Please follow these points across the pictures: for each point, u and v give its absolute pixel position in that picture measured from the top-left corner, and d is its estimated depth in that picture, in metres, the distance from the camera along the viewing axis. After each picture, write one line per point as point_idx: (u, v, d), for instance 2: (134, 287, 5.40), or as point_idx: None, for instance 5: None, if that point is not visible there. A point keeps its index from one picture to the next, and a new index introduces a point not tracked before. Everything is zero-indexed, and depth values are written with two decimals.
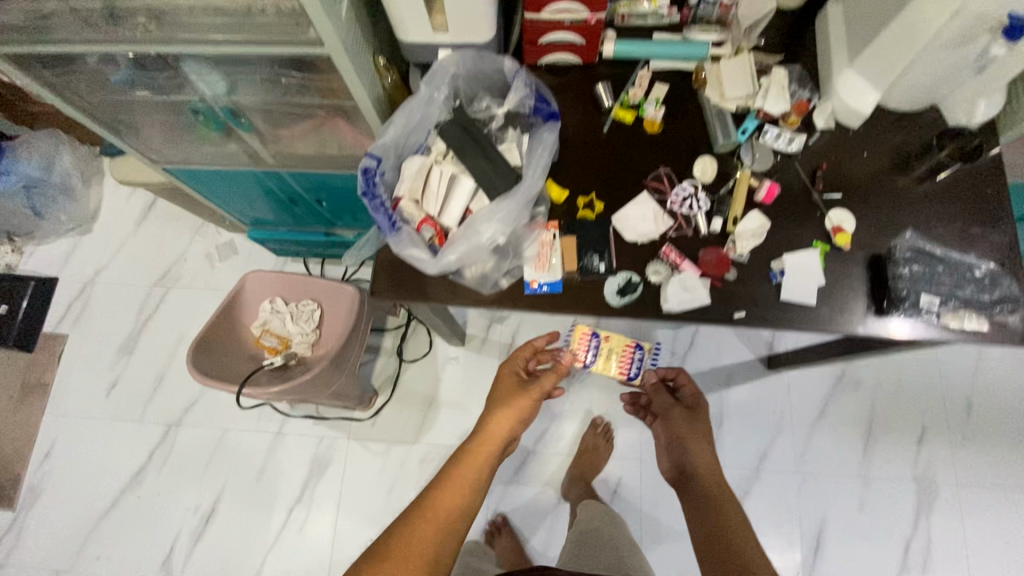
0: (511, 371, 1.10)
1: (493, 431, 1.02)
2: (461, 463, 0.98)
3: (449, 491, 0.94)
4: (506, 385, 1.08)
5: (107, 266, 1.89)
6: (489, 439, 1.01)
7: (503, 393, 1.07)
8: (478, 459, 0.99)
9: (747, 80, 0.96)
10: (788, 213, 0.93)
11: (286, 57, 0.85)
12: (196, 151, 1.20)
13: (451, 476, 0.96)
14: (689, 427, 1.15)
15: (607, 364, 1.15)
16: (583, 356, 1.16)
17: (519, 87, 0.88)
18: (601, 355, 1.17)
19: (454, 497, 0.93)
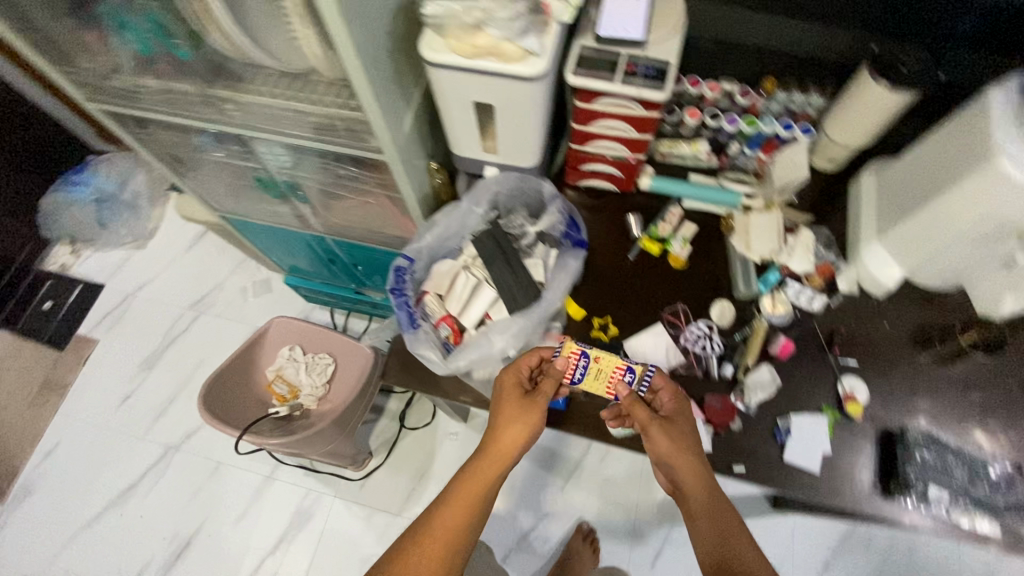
0: (512, 380, 0.85)
1: (497, 452, 0.80)
2: (458, 489, 0.79)
3: (444, 519, 0.77)
4: (506, 397, 0.83)
5: (150, 282, 2.00)
6: (493, 461, 0.80)
7: (506, 409, 0.82)
8: (478, 482, 0.79)
9: (776, 233, 0.99)
10: (802, 371, 0.93)
11: (347, 154, 0.93)
12: (253, 206, 1.30)
13: (449, 502, 0.79)
14: (674, 446, 0.78)
15: (597, 387, 0.84)
16: (568, 377, 0.84)
17: (554, 212, 0.95)
18: (591, 376, 0.84)
19: (451, 529, 0.77)
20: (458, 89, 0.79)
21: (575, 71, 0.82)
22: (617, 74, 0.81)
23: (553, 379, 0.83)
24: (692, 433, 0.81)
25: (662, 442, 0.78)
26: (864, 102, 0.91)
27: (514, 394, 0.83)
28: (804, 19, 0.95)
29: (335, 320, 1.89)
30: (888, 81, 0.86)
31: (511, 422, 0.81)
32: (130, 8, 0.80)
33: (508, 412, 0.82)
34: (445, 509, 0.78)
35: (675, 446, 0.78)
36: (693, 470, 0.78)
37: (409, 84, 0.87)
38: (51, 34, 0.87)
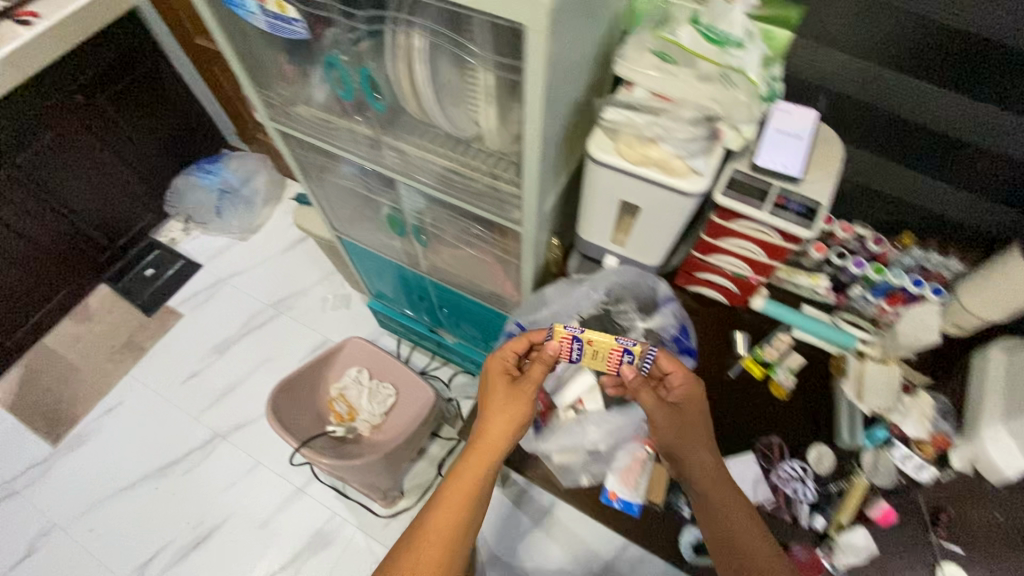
0: (500, 368, 0.86)
1: (489, 442, 0.82)
2: (452, 486, 0.80)
3: (440, 519, 0.78)
4: (495, 389, 0.84)
5: (244, 273, 2.14)
6: (487, 452, 0.82)
7: (497, 399, 0.84)
8: (474, 473, 0.81)
9: (891, 390, 0.95)
10: (899, 545, 0.87)
11: (484, 216, 0.99)
12: (369, 234, 1.38)
13: (445, 498, 0.79)
14: (678, 429, 0.82)
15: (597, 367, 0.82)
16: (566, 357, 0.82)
17: (667, 314, 0.94)
18: (588, 355, 0.82)
19: (452, 527, 0.77)
20: (611, 187, 0.83)
21: (724, 191, 0.84)
22: (766, 204, 0.83)
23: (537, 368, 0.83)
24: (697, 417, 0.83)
25: (668, 425, 0.82)
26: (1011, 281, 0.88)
27: (505, 383, 0.84)
28: (959, 187, 0.94)
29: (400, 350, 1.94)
30: None
31: (501, 410, 0.83)
32: (348, 62, 0.82)
33: (499, 401, 0.84)
34: (440, 509, 0.78)
35: (679, 427, 0.82)
36: (699, 451, 0.81)
37: (562, 170, 0.91)
38: (263, 61, 0.98)
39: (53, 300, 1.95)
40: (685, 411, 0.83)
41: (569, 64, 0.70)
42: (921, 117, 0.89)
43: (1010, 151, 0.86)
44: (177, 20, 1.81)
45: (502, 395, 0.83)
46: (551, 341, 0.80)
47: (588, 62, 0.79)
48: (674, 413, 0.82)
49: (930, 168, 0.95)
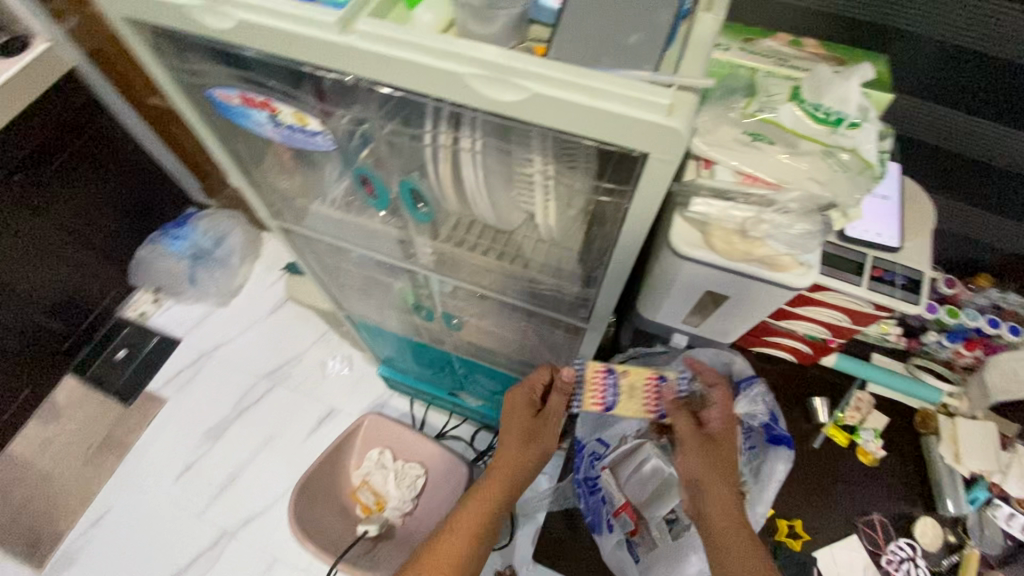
0: (518, 399, 0.86)
1: (508, 467, 0.80)
2: (470, 507, 0.77)
3: (454, 539, 0.73)
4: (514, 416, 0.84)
5: (228, 343, 1.94)
6: (505, 474, 0.80)
7: (516, 425, 0.83)
8: (490, 495, 0.78)
9: (990, 450, 0.90)
10: None
11: (537, 309, 0.87)
12: (382, 313, 1.23)
13: (459, 518, 0.75)
14: (704, 455, 0.72)
15: (636, 410, 0.71)
16: (598, 404, 0.71)
17: (757, 401, 0.84)
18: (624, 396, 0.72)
19: (463, 546, 0.72)
20: (697, 278, 0.73)
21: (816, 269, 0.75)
22: (864, 279, 0.75)
23: (557, 397, 0.82)
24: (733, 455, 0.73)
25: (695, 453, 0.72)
26: None
27: (527, 412, 0.84)
28: None
29: (414, 412, 1.75)
30: None
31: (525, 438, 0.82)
32: (387, 177, 0.68)
33: (518, 428, 0.83)
34: (456, 529, 0.74)
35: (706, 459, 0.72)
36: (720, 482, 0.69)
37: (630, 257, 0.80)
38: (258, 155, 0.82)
39: (15, 402, 1.73)
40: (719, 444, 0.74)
41: None
42: (995, 157, 0.84)
43: None
44: (121, 76, 1.59)
45: (526, 421, 0.83)
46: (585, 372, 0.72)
47: None
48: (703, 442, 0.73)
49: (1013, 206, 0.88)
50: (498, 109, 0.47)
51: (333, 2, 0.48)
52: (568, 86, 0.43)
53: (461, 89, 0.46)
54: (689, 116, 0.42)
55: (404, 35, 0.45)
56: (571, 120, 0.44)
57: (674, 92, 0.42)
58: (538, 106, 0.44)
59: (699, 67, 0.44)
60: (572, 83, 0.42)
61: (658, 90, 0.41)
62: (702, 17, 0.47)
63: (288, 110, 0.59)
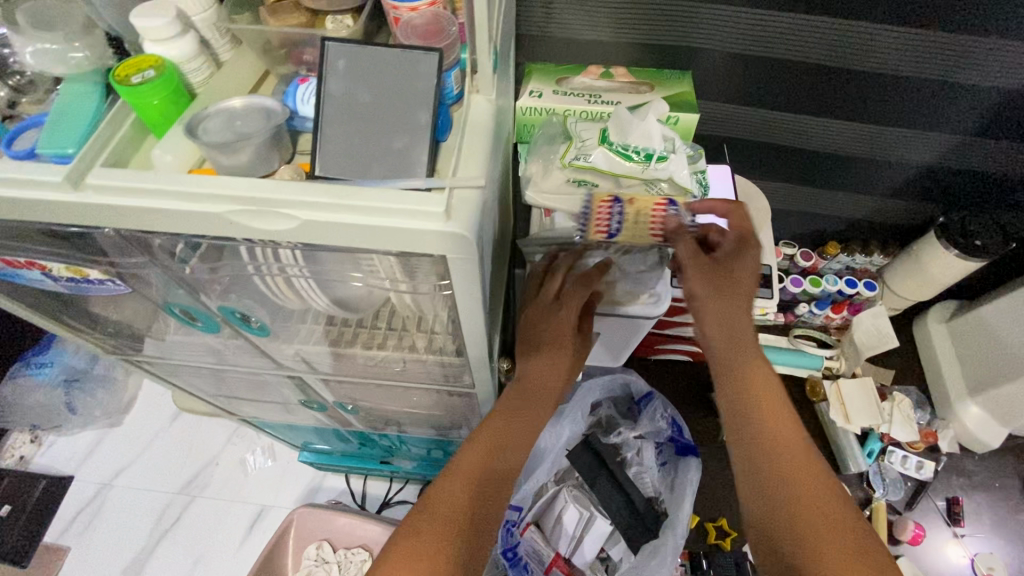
0: (554, 314, 0.66)
1: (540, 392, 0.68)
2: (496, 425, 0.63)
3: (471, 456, 0.60)
4: (549, 327, 0.66)
5: (131, 465, 1.63)
6: (530, 399, 0.67)
7: (550, 342, 0.67)
8: (512, 422, 0.64)
9: (871, 403, 0.95)
10: (930, 559, 0.90)
11: (423, 384, 0.83)
12: (281, 409, 1.13)
13: (482, 435, 0.62)
14: (720, 288, 0.60)
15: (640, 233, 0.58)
16: (602, 235, 0.59)
17: (655, 417, 0.87)
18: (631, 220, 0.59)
19: (492, 460, 0.61)
20: None
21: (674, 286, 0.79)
22: None
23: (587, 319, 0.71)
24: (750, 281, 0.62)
25: (709, 287, 0.60)
26: (932, 262, 0.94)
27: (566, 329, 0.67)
28: (862, 191, 0.94)
29: (352, 487, 1.59)
30: (956, 248, 0.89)
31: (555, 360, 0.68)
32: (205, 306, 0.65)
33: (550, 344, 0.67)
34: (478, 445, 0.61)
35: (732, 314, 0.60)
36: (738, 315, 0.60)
37: (497, 316, 0.79)
38: (69, 298, 0.72)
39: None
40: (744, 285, 0.60)
41: (487, 244, 0.58)
42: (814, 144, 0.86)
43: (913, 156, 0.85)
44: None
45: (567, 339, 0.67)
46: (589, 206, 0.60)
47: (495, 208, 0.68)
48: (724, 284, 0.60)
49: (845, 184, 0.93)
50: (274, 236, 0.42)
51: (59, 155, 0.42)
52: (337, 211, 0.40)
53: (226, 226, 0.42)
54: (469, 216, 0.40)
55: (143, 182, 0.40)
56: (352, 238, 0.42)
57: (448, 194, 0.41)
58: (313, 232, 0.41)
59: (474, 159, 0.43)
60: (339, 207, 0.40)
61: (429, 198, 0.40)
62: (473, 100, 0.47)
63: (61, 264, 0.55)
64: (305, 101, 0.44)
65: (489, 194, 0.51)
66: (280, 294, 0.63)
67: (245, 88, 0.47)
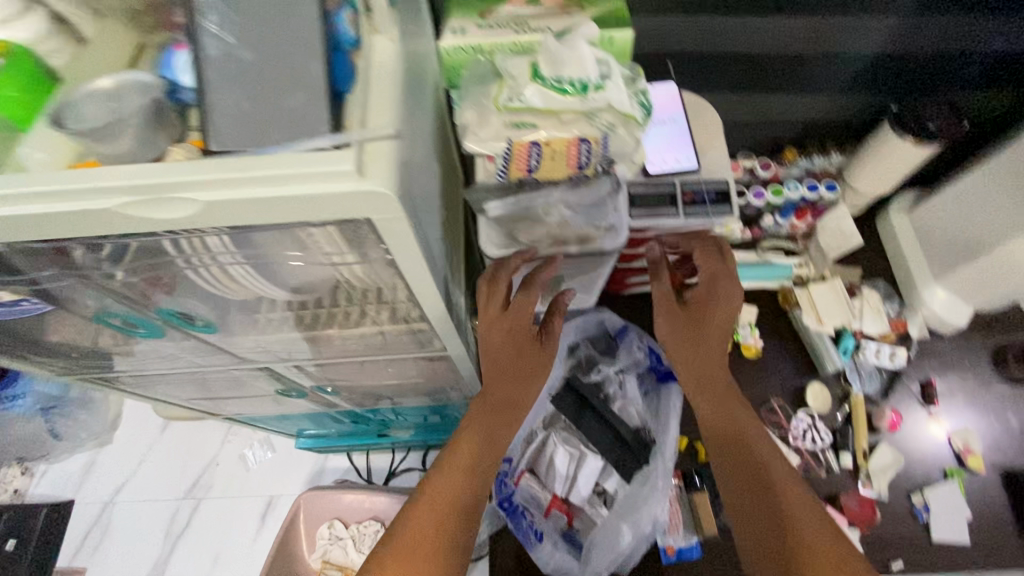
0: (504, 326, 0.65)
1: (507, 408, 0.65)
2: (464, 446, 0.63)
3: (440, 488, 0.59)
4: (502, 343, 0.64)
5: (130, 479, 1.61)
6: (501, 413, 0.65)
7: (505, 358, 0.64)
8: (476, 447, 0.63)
9: (841, 304, 0.96)
10: (911, 441, 0.92)
11: (394, 354, 0.81)
12: (264, 402, 1.11)
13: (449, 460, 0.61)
14: (685, 323, 0.66)
15: (556, 172, 0.65)
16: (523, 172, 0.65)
17: (632, 350, 0.88)
18: (547, 159, 0.64)
19: (461, 496, 0.60)
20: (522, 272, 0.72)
21: (632, 215, 0.76)
22: (679, 207, 0.76)
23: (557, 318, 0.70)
24: (719, 310, 0.65)
25: (672, 319, 0.66)
26: (889, 154, 0.92)
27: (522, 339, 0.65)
28: (812, 91, 0.91)
29: (355, 463, 1.60)
30: (913, 135, 0.87)
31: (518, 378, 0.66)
32: (139, 310, 0.62)
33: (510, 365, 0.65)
34: (446, 476, 0.60)
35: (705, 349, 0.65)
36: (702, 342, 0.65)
37: (456, 274, 0.76)
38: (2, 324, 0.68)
39: None
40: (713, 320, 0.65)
41: (423, 200, 0.54)
42: (758, 46, 0.82)
43: (858, 45, 0.83)
44: None
45: (525, 357, 0.65)
46: (509, 153, 0.63)
47: (432, 162, 0.64)
48: (693, 325, 0.65)
49: (794, 86, 0.90)
50: (183, 223, 0.39)
51: None
52: (238, 185, 0.37)
53: (123, 220, 0.39)
54: (386, 171, 0.37)
55: (14, 185, 0.36)
56: (262, 214, 0.38)
57: (358, 149, 0.37)
58: (220, 214, 0.38)
59: (385, 108, 0.40)
60: (240, 182, 0.37)
61: (335, 157, 0.36)
62: (374, 43, 0.43)
63: None
64: (184, 70, 0.40)
65: (411, 149, 0.47)
66: (220, 285, 0.60)
67: (119, 65, 0.42)
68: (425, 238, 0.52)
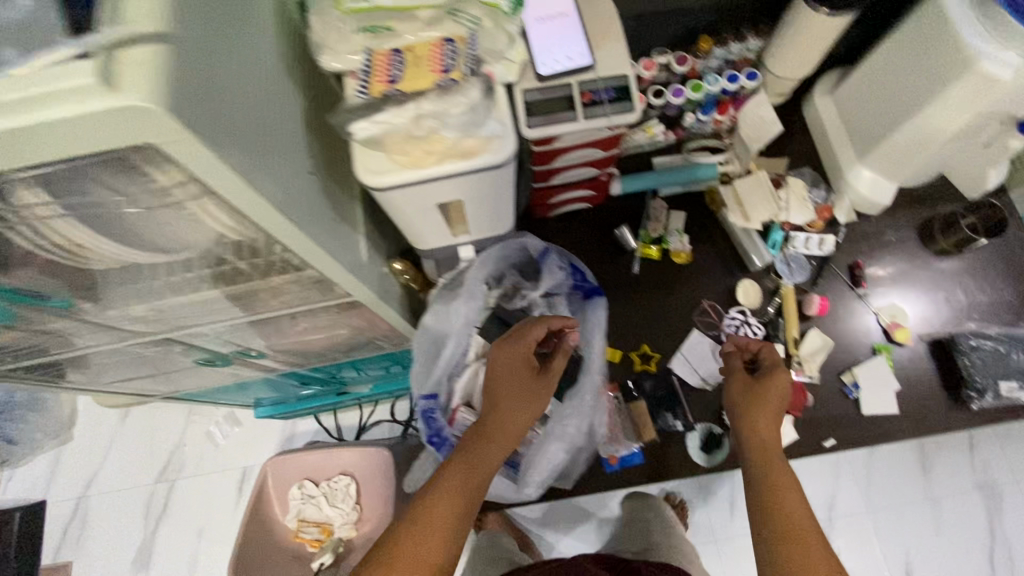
0: (512, 359, 0.73)
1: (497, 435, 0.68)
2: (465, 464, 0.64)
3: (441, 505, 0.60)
4: (507, 377, 0.72)
5: (99, 472, 1.59)
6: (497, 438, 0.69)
7: (508, 388, 0.71)
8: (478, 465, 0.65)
9: (767, 196, 0.93)
10: (840, 324, 0.92)
11: (304, 306, 0.77)
12: (202, 376, 1.06)
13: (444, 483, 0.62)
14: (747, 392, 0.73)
15: (419, 76, 0.55)
16: (384, 84, 0.56)
17: (554, 270, 0.85)
18: (411, 64, 0.56)
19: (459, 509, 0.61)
20: (413, 201, 0.66)
21: (530, 124, 0.71)
22: (577, 110, 0.71)
23: (559, 357, 0.75)
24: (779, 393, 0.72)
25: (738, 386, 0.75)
26: (803, 31, 0.87)
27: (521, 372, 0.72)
28: None
29: (325, 424, 1.59)
30: (828, 6, 0.81)
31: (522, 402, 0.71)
32: None
33: (510, 395, 0.71)
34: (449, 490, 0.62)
35: (766, 424, 0.70)
36: (764, 410, 0.71)
37: (349, 212, 0.71)
38: None
39: None
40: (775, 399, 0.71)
41: (265, 128, 0.49)
42: None
43: None
44: None
45: (525, 386, 0.72)
46: (370, 60, 0.56)
47: (288, 86, 0.58)
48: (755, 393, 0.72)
49: None
50: None
51: None
52: None
53: None
54: (143, 79, 0.32)
55: None
56: (16, 148, 0.34)
57: (105, 57, 0.32)
58: None
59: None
60: None
61: (76, 69, 0.31)
62: None
63: None
64: None
65: (226, 68, 0.42)
66: (66, 249, 0.54)
67: None
68: (267, 171, 0.48)
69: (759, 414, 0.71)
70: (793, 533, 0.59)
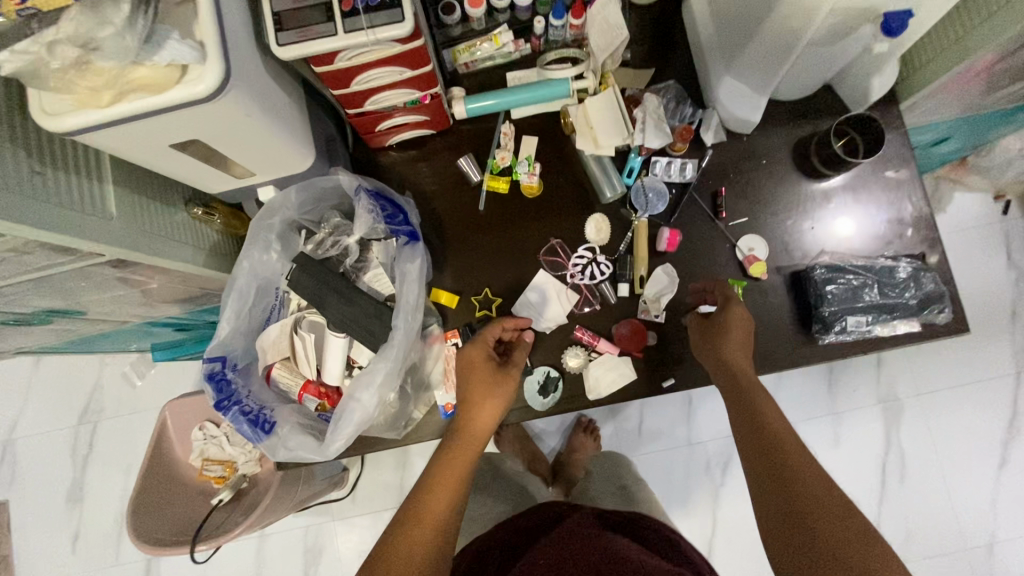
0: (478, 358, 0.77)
1: (469, 441, 0.73)
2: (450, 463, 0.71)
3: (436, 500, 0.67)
4: (473, 376, 0.76)
5: (20, 416, 1.59)
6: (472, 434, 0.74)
7: (475, 385, 0.76)
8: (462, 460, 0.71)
9: (617, 118, 0.84)
10: (694, 258, 0.86)
11: (79, 265, 0.69)
12: (51, 330, 1.01)
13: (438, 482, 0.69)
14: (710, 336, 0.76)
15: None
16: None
17: (362, 211, 0.74)
18: None
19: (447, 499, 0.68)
20: (136, 145, 0.56)
21: (281, 41, 0.59)
22: (336, 21, 0.59)
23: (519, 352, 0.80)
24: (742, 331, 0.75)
25: (706, 341, 0.77)
26: None
27: (484, 370, 0.76)
28: None
29: None
30: None
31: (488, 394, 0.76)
32: None
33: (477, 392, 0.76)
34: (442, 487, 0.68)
35: (734, 356, 0.73)
36: (733, 349, 0.74)
37: (79, 160, 0.61)
38: None
39: None
40: (736, 332, 0.75)
41: None
42: None
43: None
44: None
45: (490, 381, 0.76)
46: None
47: None
48: (713, 335, 0.76)
49: None
50: None
51: None
52: None
53: None
54: None
55: None
56: None
57: None
58: None
59: None
60: None
61: None
62: None
63: None
64: None
65: None
66: None
67: None
68: None
69: (730, 351, 0.74)
70: (771, 448, 0.64)
